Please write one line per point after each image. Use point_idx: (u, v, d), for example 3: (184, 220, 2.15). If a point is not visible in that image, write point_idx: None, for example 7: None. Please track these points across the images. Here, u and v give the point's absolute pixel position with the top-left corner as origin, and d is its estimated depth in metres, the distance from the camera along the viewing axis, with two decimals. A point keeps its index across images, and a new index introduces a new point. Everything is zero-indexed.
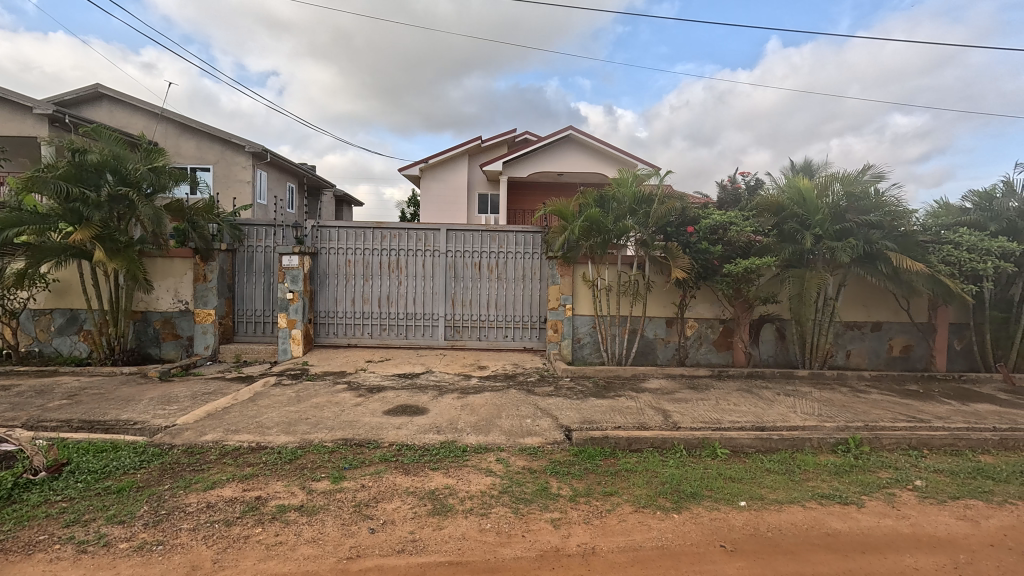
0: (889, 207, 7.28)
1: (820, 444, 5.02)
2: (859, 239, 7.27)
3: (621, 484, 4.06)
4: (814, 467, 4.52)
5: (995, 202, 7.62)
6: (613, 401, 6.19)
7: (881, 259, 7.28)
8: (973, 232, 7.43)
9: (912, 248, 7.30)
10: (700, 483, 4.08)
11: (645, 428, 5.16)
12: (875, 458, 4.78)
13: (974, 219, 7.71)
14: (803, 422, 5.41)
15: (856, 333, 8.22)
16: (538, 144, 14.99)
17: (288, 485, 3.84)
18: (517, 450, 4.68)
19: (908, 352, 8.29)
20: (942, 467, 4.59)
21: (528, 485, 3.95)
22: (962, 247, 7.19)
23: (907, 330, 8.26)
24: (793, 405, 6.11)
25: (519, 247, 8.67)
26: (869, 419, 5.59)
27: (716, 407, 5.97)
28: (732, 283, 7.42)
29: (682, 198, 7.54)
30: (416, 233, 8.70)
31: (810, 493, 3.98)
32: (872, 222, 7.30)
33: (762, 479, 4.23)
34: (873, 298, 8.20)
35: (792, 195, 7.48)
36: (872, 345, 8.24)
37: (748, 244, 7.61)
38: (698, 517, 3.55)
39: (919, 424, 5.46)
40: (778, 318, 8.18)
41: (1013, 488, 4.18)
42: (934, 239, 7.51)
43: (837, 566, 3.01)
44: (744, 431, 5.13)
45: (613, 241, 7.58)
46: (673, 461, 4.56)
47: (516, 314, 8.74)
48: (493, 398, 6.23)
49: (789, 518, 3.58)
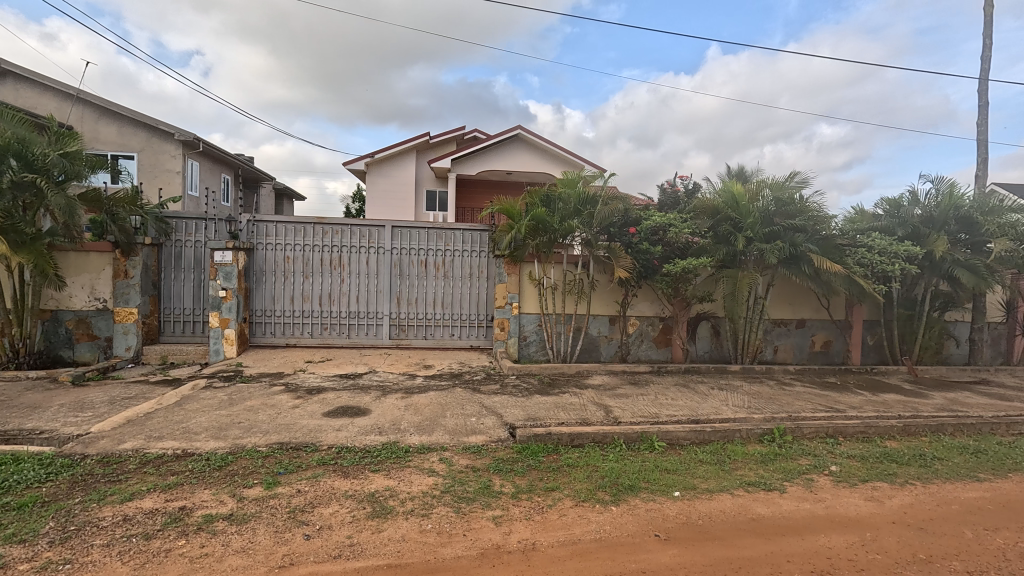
0: (811, 212, 7.84)
1: (748, 435, 5.32)
2: (785, 241, 7.75)
3: (563, 479, 4.14)
4: (742, 457, 4.79)
5: (901, 210, 8.39)
6: (557, 398, 6.29)
7: (804, 261, 7.78)
8: (883, 236, 8.13)
9: (832, 251, 7.86)
10: (637, 475, 4.22)
11: (587, 423, 5.28)
12: (797, 446, 5.12)
13: (884, 224, 8.43)
14: (734, 414, 5.72)
15: (783, 329, 8.78)
16: (487, 143, 14.95)
17: (217, 493, 3.64)
18: (460, 449, 4.67)
19: (828, 346, 8.92)
20: (854, 453, 4.98)
21: (470, 484, 3.95)
22: (874, 250, 7.84)
23: (827, 327, 8.88)
24: (725, 398, 6.45)
25: (465, 245, 8.62)
26: (792, 410, 6.00)
27: (655, 402, 6.21)
28: (671, 282, 7.75)
29: (625, 200, 7.77)
30: (360, 230, 8.48)
31: (738, 481, 4.21)
32: (797, 226, 7.82)
33: (695, 470, 4.44)
34: (798, 297, 8.79)
35: (726, 199, 7.91)
36: (797, 341, 8.82)
37: (686, 244, 7.95)
38: (635, 509, 3.67)
39: (836, 413, 5.90)
40: (713, 316, 8.59)
41: (913, 470, 4.60)
42: (850, 242, 8.12)
43: (761, 549, 3.19)
44: (680, 424, 5.36)
45: (559, 240, 7.70)
46: (613, 455, 4.70)
47: (463, 312, 8.69)
48: (438, 397, 6.16)
49: (718, 506, 3.78)
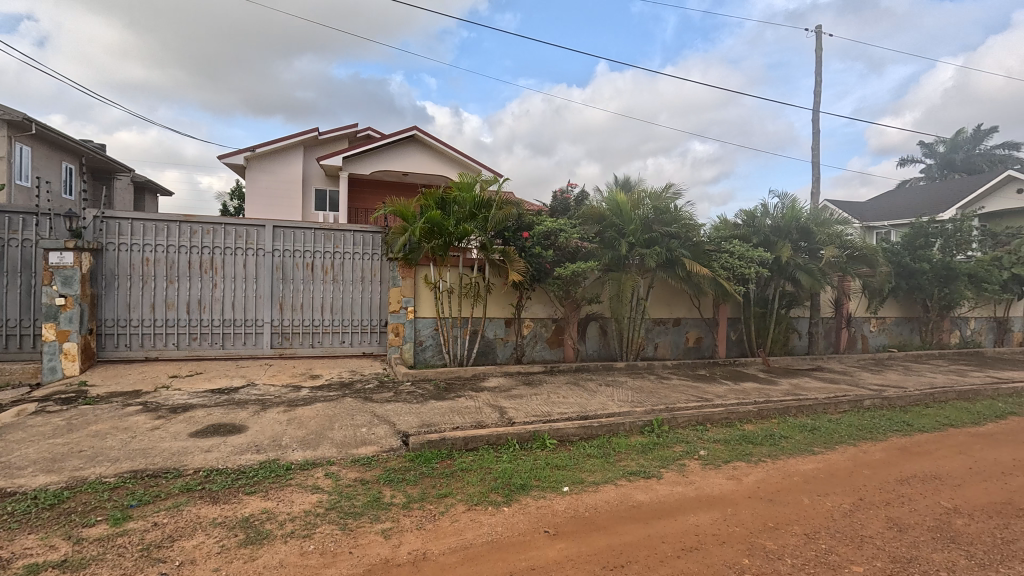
0: (684, 221, 8.63)
1: (631, 427, 5.70)
2: (662, 247, 8.45)
3: (456, 484, 4.11)
4: (625, 448, 5.12)
5: (756, 220, 9.59)
6: (452, 402, 6.24)
7: (678, 265, 8.53)
8: (741, 243, 9.21)
9: (701, 256, 8.72)
10: (529, 474, 4.33)
11: (482, 426, 5.30)
12: (672, 434, 5.59)
13: (743, 232, 9.56)
14: (618, 408, 6.10)
15: (662, 327, 9.56)
16: (380, 142, 14.48)
17: (46, 538, 3.09)
18: (349, 462, 4.44)
19: (699, 342, 9.88)
20: (719, 437, 5.56)
21: (358, 498, 3.76)
22: (735, 255, 8.85)
23: (698, 324, 9.83)
24: (611, 394, 6.86)
25: (356, 247, 8.25)
26: (668, 401, 6.55)
27: (548, 400, 6.42)
28: (562, 284, 8.08)
29: (518, 204, 7.97)
30: (236, 229, 7.76)
31: (621, 472, 4.49)
32: (672, 233, 8.57)
33: (583, 464, 4.66)
34: (674, 297, 9.63)
35: (611, 206, 8.45)
36: (674, 337, 9.66)
37: (576, 248, 8.34)
38: (526, 507, 3.76)
39: (705, 402, 6.55)
40: (601, 316, 9.10)
41: (765, 449, 5.24)
42: (716, 248, 9.08)
43: (639, 534, 3.42)
44: (570, 421, 5.59)
45: (454, 243, 7.66)
46: (507, 456, 4.77)
47: (354, 317, 8.31)
48: (326, 409, 5.82)
49: (603, 497, 3.99)
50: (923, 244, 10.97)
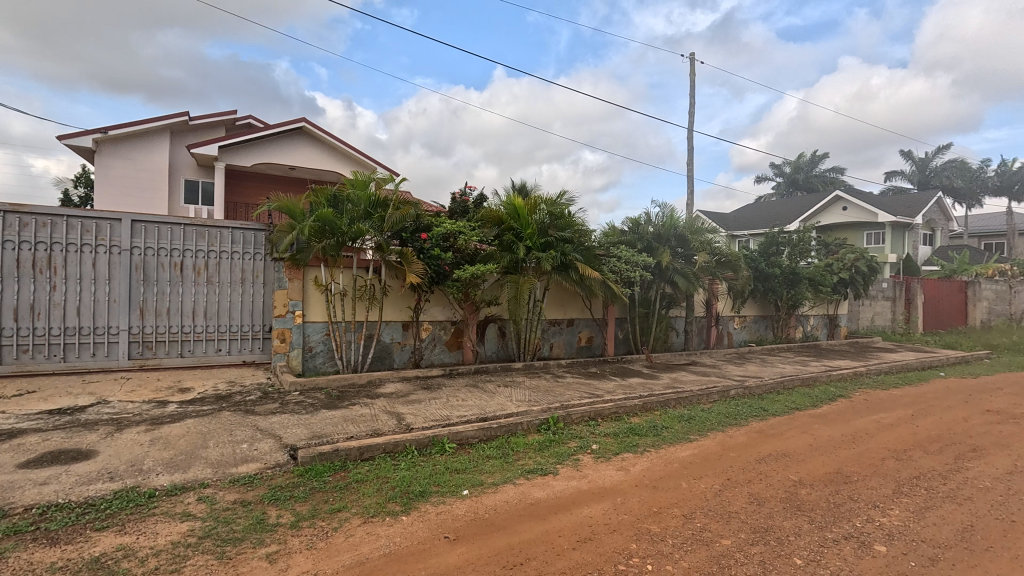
0: (577, 226, 9.07)
1: (529, 426, 5.85)
2: (557, 251, 8.79)
3: (350, 497, 3.91)
4: (523, 447, 5.24)
5: (640, 227, 10.39)
6: (346, 411, 5.94)
7: (572, 268, 8.90)
8: (628, 248, 9.91)
9: (592, 260, 9.21)
10: (428, 480, 4.25)
11: (378, 434, 5.11)
12: (566, 431, 5.83)
13: (629, 239, 10.30)
14: (516, 408, 6.23)
15: (556, 328, 9.94)
16: (264, 132, 13.37)
17: None
18: (227, 483, 4.03)
19: (591, 341, 10.43)
20: (609, 431, 5.91)
21: (238, 521, 3.43)
22: (622, 260, 9.49)
23: (589, 325, 10.38)
24: (509, 394, 6.99)
25: (235, 246, 7.52)
26: (563, 399, 6.82)
27: (447, 404, 6.36)
28: (461, 287, 8.06)
29: (416, 205, 7.82)
30: (82, 223, 6.69)
31: (519, 471, 4.59)
32: (566, 237, 8.96)
33: (483, 466, 4.68)
34: (568, 299, 10.07)
35: (509, 210, 8.63)
36: (568, 338, 10.09)
37: (474, 251, 8.39)
38: (425, 514, 3.68)
39: (596, 398, 6.93)
40: (499, 318, 9.23)
41: (649, 439, 5.67)
42: (605, 253, 9.66)
43: (537, 530, 3.52)
44: (469, 424, 5.59)
45: (348, 244, 7.30)
46: (404, 463, 4.64)
47: (233, 323, 7.57)
48: (198, 425, 5.22)
49: (503, 497, 4.04)
50: (774, 251, 12.77)
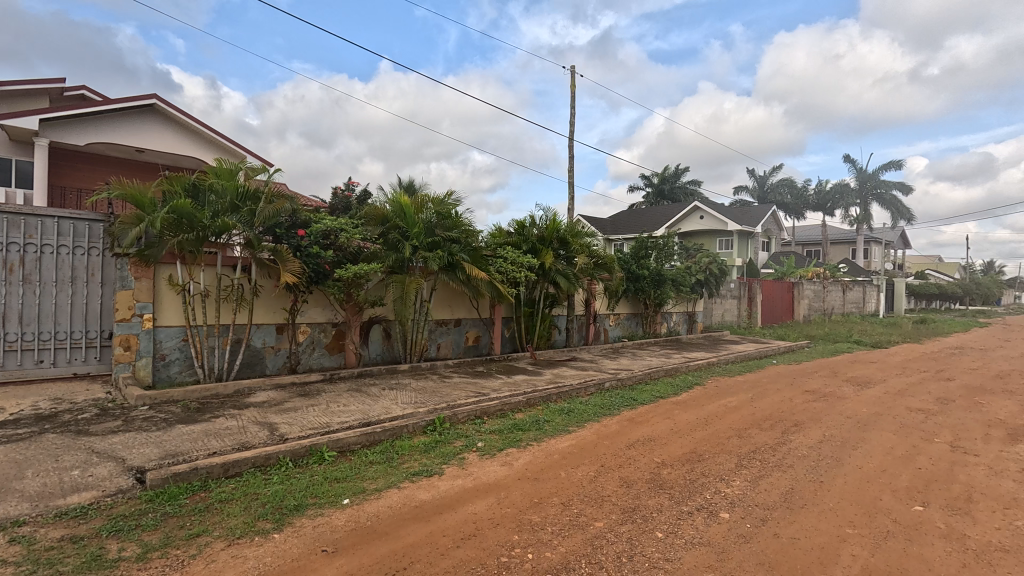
0: (464, 226, 9.12)
1: (414, 428, 5.77)
2: (444, 250, 8.76)
3: (213, 519, 3.55)
4: (408, 450, 5.16)
5: (525, 229, 10.77)
6: (208, 424, 5.36)
7: (459, 269, 8.87)
8: (513, 249, 10.21)
9: (479, 260, 9.31)
10: (305, 492, 4.00)
11: (246, 447, 4.69)
12: (452, 431, 5.85)
13: (514, 240, 10.63)
14: (402, 411, 6.10)
15: (444, 328, 9.91)
16: (102, 107, 11.52)
17: None
18: (52, 518, 3.42)
19: (478, 340, 10.55)
20: (494, 428, 6.05)
21: (68, 561, 2.93)
22: (508, 261, 9.74)
23: (477, 324, 10.49)
24: (394, 397, 6.82)
25: (63, 238, 6.41)
26: (450, 399, 6.83)
27: (326, 411, 6.03)
28: (343, 287, 7.68)
29: (292, 199, 7.31)
30: None
31: (404, 474, 4.51)
32: (453, 237, 8.95)
33: (365, 472, 4.52)
34: (455, 299, 10.08)
35: (394, 208, 8.44)
36: (455, 338, 10.11)
37: (357, 250, 8.06)
38: (301, 529, 3.46)
39: (482, 397, 7.04)
40: (384, 319, 8.96)
41: (532, 434, 5.91)
42: (492, 254, 9.86)
43: (421, 532, 3.49)
44: (351, 429, 5.36)
45: (210, 239, 6.58)
46: (277, 477, 4.32)
47: (60, 328, 6.43)
48: (11, 453, 4.35)
49: (386, 503, 3.95)
50: (643, 255, 13.95)
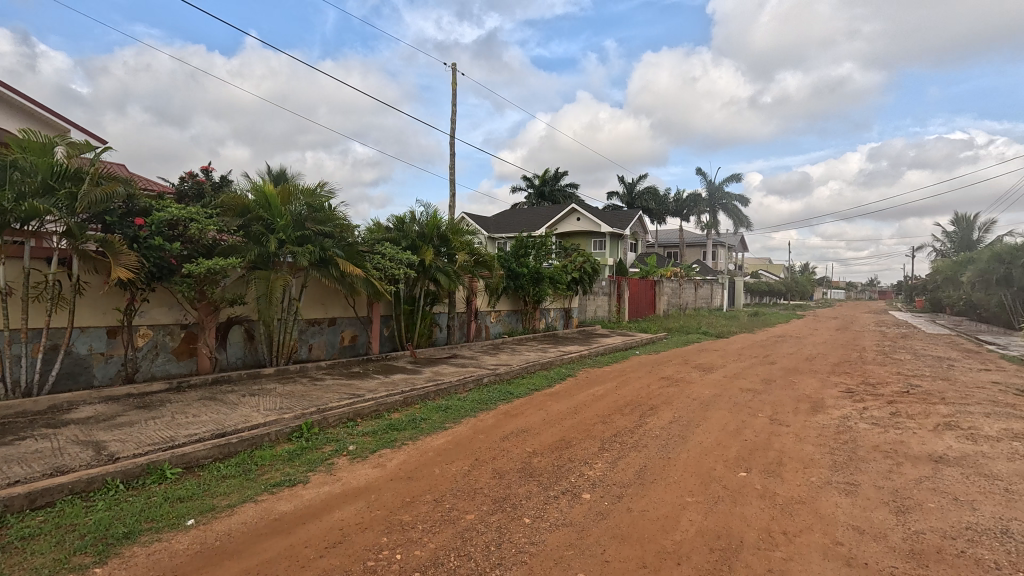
0: (338, 220, 8.66)
1: (277, 436, 5.37)
2: (315, 245, 8.23)
3: (11, 560, 2.97)
4: (270, 460, 4.78)
5: (404, 225, 10.58)
6: (9, 449, 4.46)
7: (332, 265, 8.43)
8: (392, 246, 9.93)
9: (355, 256, 8.78)
10: (139, 517, 3.53)
11: (62, 472, 3.99)
12: (321, 435, 5.55)
13: (393, 236, 10.41)
14: (264, 418, 5.63)
15: (316, 328, 9.33)
16: None
17: None
18: None
19: (354, 340, 10.09)
20: (368, 430, 5.86)
21: None
22: (386, 257, 9.46)
23: (353, 323, 10.03)
24: (256, 404, 6.27)
25: None
26: (320, 402, 6.46)
27: (171, 423, 5.35)
28: (194, 284, 6.84)
29: (127, 183, 6.38)
30: None
31: (262, 486, 4.17)
32: (325, 232, 8.46)
33: (216, 488, 4.10)
34: (329, 297, 9.55)
35: (257, 198, 7.82)
36: (329, 338, 9.57)
37: (212, 243, 7.27)
38: (132, 559, 3.04)
39: (356, 398, 6.76)
40: (246, 319, 8.19)
41: (408, 433, 5.82)
42: (369, 250, 9.51)
43: (280, 546, 3.27)
44: (201, 442, 4.82)
45: (13, 226, 5.50)
46: (103, 503, 3.74)
47: None
48: None
49: (239, 519, 3.62)
50: (523, 253, 14.41)
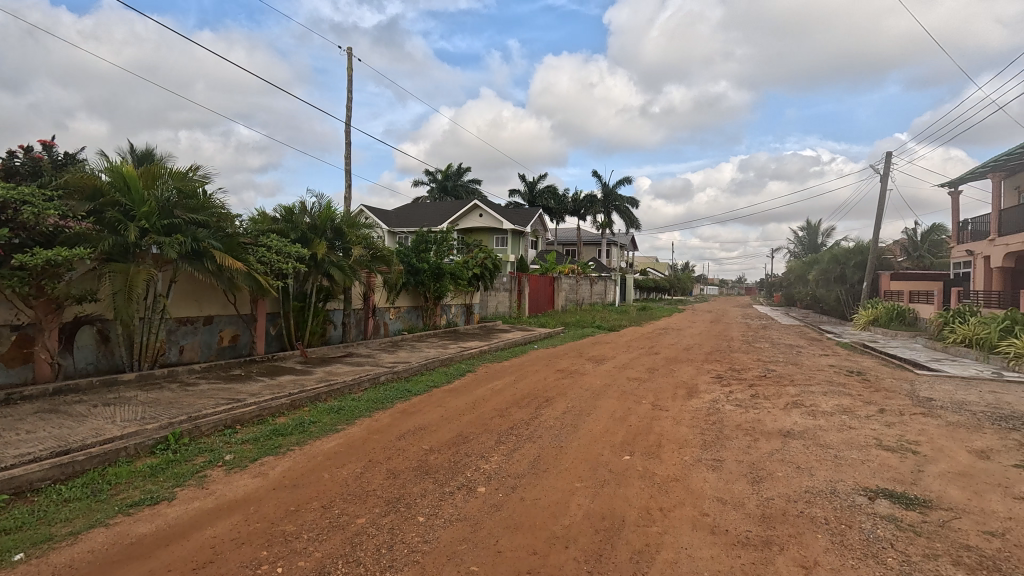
0: (215, 209, 7.87)
1: (137, 450, 4.76)
2: (186, 236, 7.41)
3: None
4: (126, 477, 4.22)
5: (293, 216, 9.91)
6: None
7: (207, 257, 7.64)
8: (279, 238, 9.23)
9: (235, 249, 8.05)
10: None
11: None
12: (192, 446, 5.01)
13: (280, 227, 9.70)
14: (120, 430, 4.96)
15: (188, 328, 8.41)
16: None
17: None
18: None
19: (235, 340, 9.24)
20: (248, 437, 5.40)
21: None
22: (272, 250, 8.77)
23: (233, 322, 9.18)
24: (111, 415, 5.50)
25: None
26: (192, 410, 5.82)
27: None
28: (29, 278, 5.81)
29: None
30: None
31: (116, 508, 3.68)
32: (199, 221, 7.64)
33: (55, 515, 3.54)
34: (204, 293, 8.65)
35: (113, 180, 6.88)
36: (204, 338, 8.67)
37: (53, 230, 6.25)
38: None
39: (235, 403, 6.19)
40: (98, 319, 7.15)
41: (294, 438, 5.46)
42: (252, 242, 8.76)
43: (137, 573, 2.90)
44: (35, 463, 4.12)
45: None
46: None
47: None
48: None
49: (85, 547, 3.16)
50: (424, 248, 14.17)
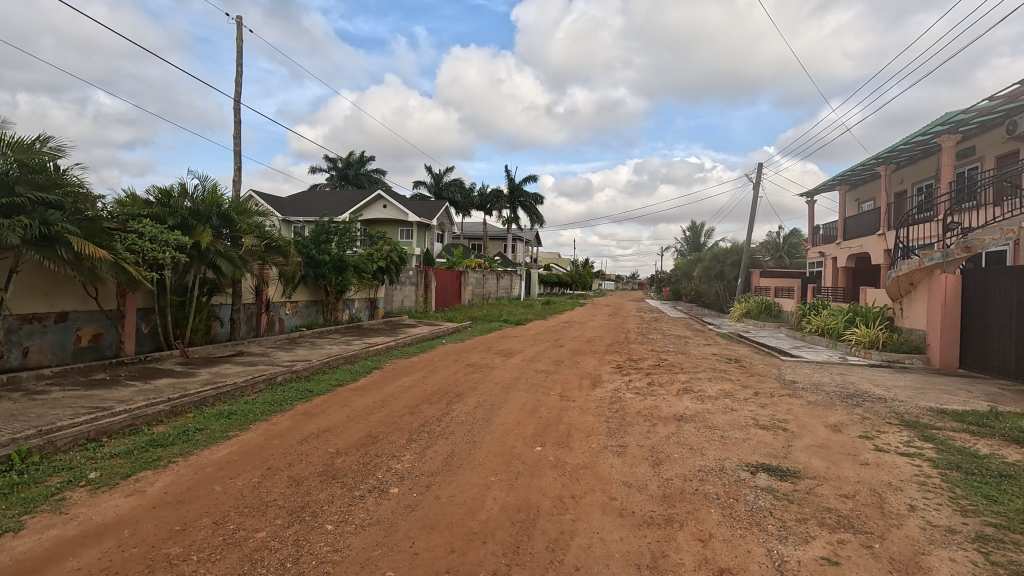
0: (71, 187, 6.76)
1: None
2: (32, 218, 6.28)
3: None
4: None
5: (171, 200, 8.82)
6: None
7: (61, 244, 6.56)
8: (153, 223, 8.17)
9: (97, 234, 6.99)
10: None
11: None
12: (45, 465, 4.28)
13: (155, 212, 8.59)
14: None
15: (35, 326, 7.16)
16: None
17: None
18: None
19: (97, 340, 8.02)
20: (118, 450, 4.72)
21: None
22: (144, 237, 7.74)
23: (95, 319, 7.96)
24: None
25: None
26: (42, 422, 4.96)
27: None
28: None
29: None
30: None
31: None
32: (49, 200, 6.52)
33: None
34: (56, 285, 7.41)
35: None
36: (56, 338, 7.44)
37: None
38: None
39: (100, 412, 5.38)
40: None
41: (177, 448, 4.88)
42: (119, 227, 7.65)
43: None
44: None
45: None
46: None
47: None
48: None
49: None
50: (324, 239, 13.38)
